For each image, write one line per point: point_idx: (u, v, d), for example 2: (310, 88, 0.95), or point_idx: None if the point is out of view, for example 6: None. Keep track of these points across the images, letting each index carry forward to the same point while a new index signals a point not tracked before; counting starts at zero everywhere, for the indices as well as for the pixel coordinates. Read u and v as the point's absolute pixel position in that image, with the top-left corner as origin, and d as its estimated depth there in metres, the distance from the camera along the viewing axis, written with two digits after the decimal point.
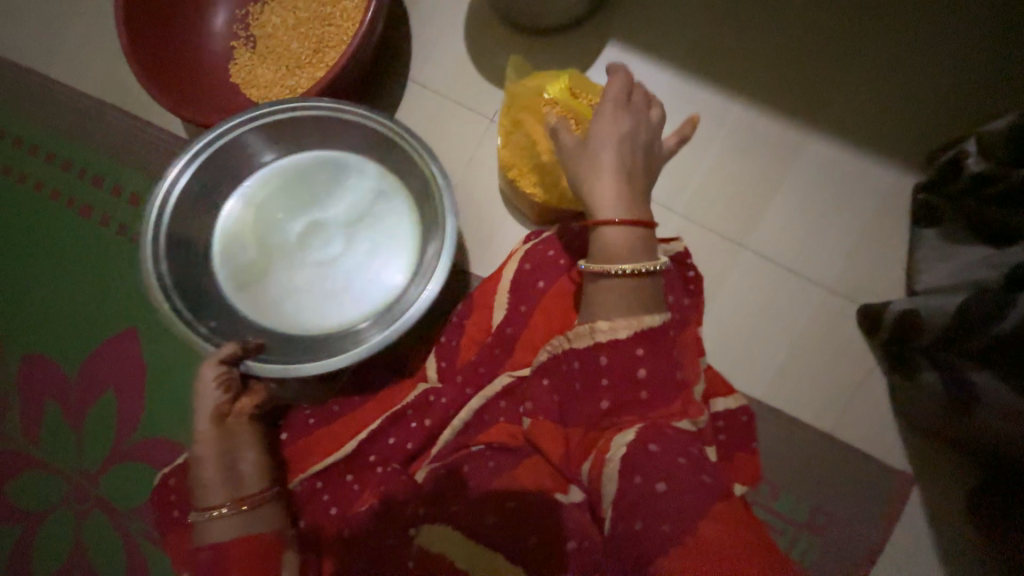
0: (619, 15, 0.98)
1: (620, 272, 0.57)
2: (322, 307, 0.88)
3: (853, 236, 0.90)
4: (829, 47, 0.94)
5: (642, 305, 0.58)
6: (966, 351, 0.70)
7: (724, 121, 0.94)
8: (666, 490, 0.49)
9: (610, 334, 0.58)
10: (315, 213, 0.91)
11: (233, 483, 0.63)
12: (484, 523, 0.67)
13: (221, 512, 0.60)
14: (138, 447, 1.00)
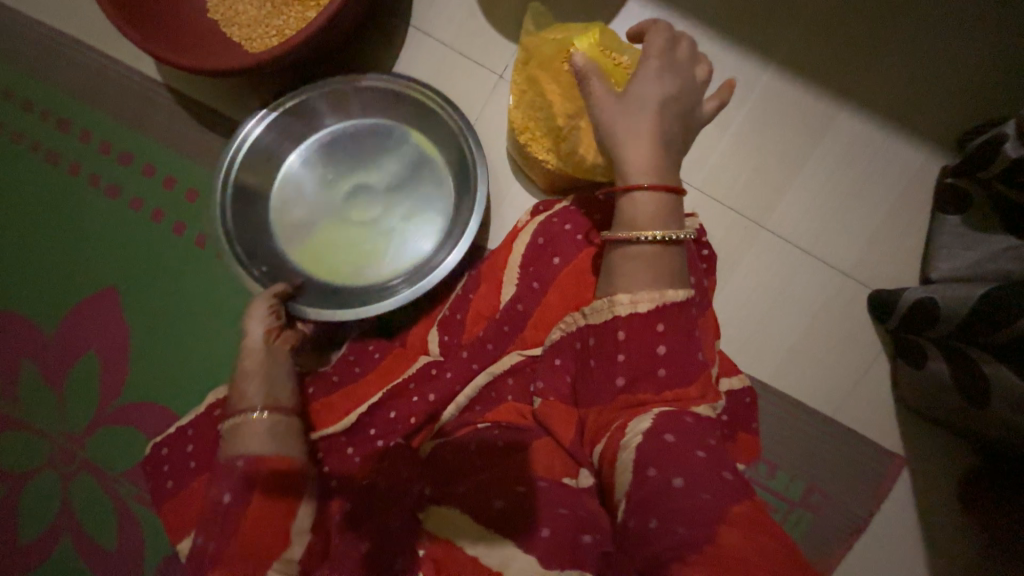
0: None
1: (650, 239, 0.56)
2: (365, 276, 0.89)
3: (876, 217, 0.87)
4: (868, 13, 0.87)
5: (666, 278, 0.57)
6: (983, 343, 0.68)
7: (750, 91, 0.89)
8: (683, 487, 0.46)
9: (631, 308, 0.56)
10: (368, 179, 0.91)
11: (270, 392, 0.66)
12: (491, 504, 0.57)
13: (257, 413, 0.62)
14: (122, 411, 1.05)
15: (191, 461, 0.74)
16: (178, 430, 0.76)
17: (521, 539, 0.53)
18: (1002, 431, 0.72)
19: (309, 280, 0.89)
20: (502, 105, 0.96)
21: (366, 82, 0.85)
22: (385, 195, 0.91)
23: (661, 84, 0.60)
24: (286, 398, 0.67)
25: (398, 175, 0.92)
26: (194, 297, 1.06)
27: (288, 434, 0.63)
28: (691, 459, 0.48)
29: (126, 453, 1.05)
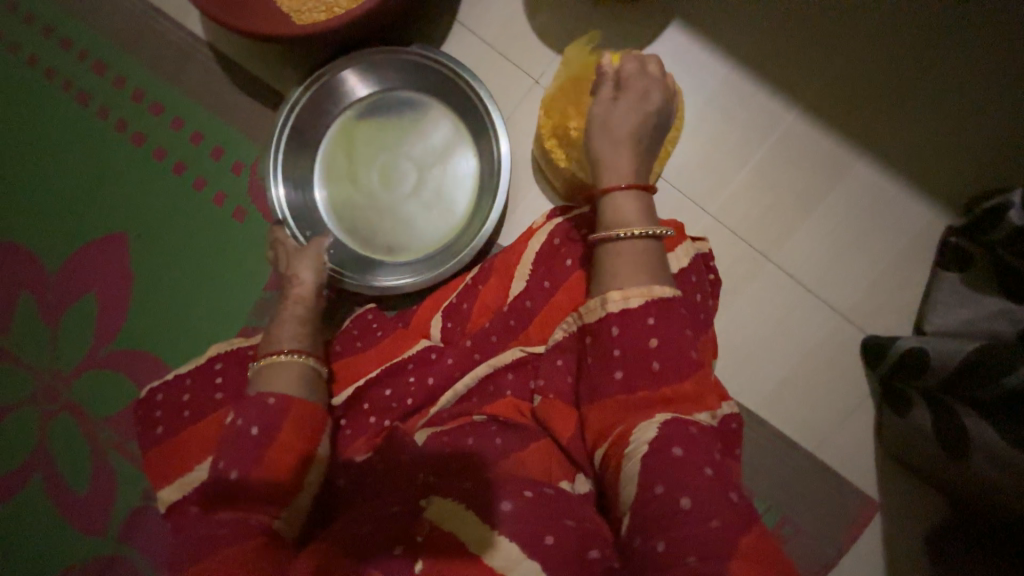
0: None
1: (631, 234, 0.65)
2: (392, 239, 1.00)
3: (878, 265, 0.89)
4: (895, 70, 0.91)
5: (652, 277, 0.62)
6: (972, 398, 0.73)
7: (773, 127, 0.92)
8: (690, 508, 0.48)
9: (624, 304, 0.60)
10: (406, 163, 1.00)
11: (296, 339, 0.74)
12: (498, 505, 0.56)
13: (281, 354, 0.71)
14: (114, 355, 1.05)
15: (182, 411, 0.75)
16: (174, 378, 0.76)
17: (529, 545, 0.52)
18: (987, 488, 0.74)
19: (346, 246, 0.99)
20: (533, 108, 0.98)
21: (403, 56, 0.94)
22: (420, 180, 1.00)
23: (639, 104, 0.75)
24: (314, 345, 0.76)
25: (434, 162, 1.00)
26: (203, 252, 1.06)
27: (312, 379, 0.72)
28: (693, 472, 0.51)
29: (111, 398, 1.04)
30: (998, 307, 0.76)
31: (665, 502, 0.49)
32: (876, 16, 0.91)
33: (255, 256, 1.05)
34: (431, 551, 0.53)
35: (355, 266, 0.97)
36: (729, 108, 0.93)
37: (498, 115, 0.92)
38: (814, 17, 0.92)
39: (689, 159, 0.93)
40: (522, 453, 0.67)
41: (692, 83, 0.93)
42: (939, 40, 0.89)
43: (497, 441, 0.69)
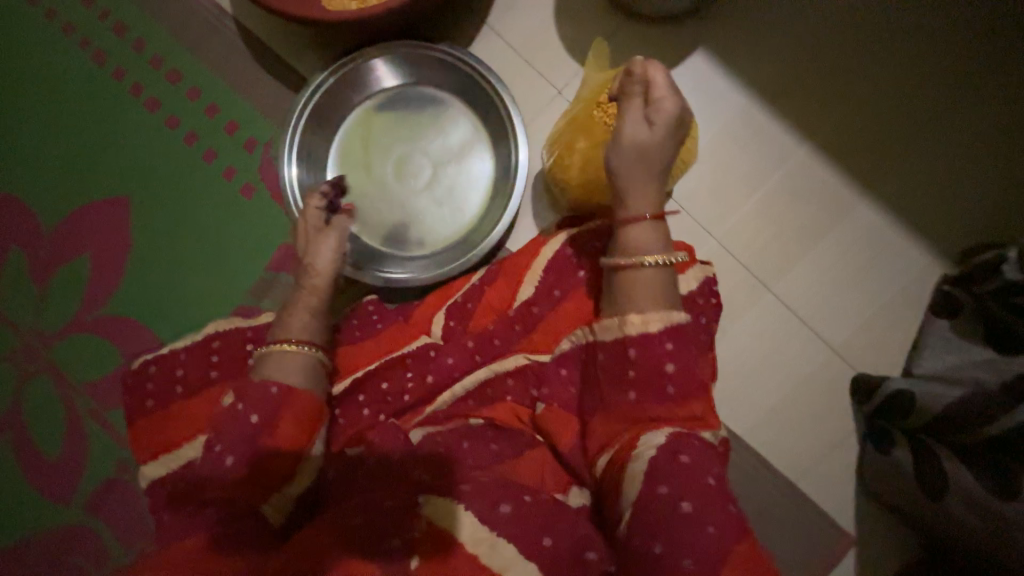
0: (712, 28, 0.97)
1: (653, 262, 0.64)
2: (401, 232, 1.00)
3: (873, 305, 0.92)
4: (906, 119, 0.94)
5: (668, 302, 0.63)
6: (955, 441, 0.75)
7: (784, 161, 0.94)
8: (691, 510, 0.54)
9: (642, 327, 0.62)
10: (422, 158, 1.01)
11: (307, 330, 0.71)
12: (496, 509, 0.56)
13: (292, 347, 0.68)
14: (104, 321, 1.03)
15: (175, 387, 0.73)
16: (168, 352, 0.74)
17: (525, 547, 0.53)
18: (966, 532, 0.75)
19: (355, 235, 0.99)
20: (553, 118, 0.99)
21: (429, 52, 0.95)
22: (433, 176, 1.00)
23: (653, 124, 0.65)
24: (324, 335, 0.73)
25: (449, 160, 1.01)
26: (206, 226, 1.05)
27: (320, 371, 0.69)
28: (692, 483, 0.56)
29: (96, 364, 1.02)
30: (986, 356, 0.76)
31: (663, 500, 0.55)
32: (893, 65, 0.94)
33: (259, 235, 1.04)
34: (426, 547, 0.54)
35: (361, 256, 0.97)
36: (744, 138, 0.95)
37: (519, 121, 0.93)
38: (834, 59, 0.95)
39: (700, 183, 0.96)
40: (517, 462, 0.69)
41: (709, 111, 0.96)
42: (949, 95, 0.93)
43: (492, 447, 0.71)
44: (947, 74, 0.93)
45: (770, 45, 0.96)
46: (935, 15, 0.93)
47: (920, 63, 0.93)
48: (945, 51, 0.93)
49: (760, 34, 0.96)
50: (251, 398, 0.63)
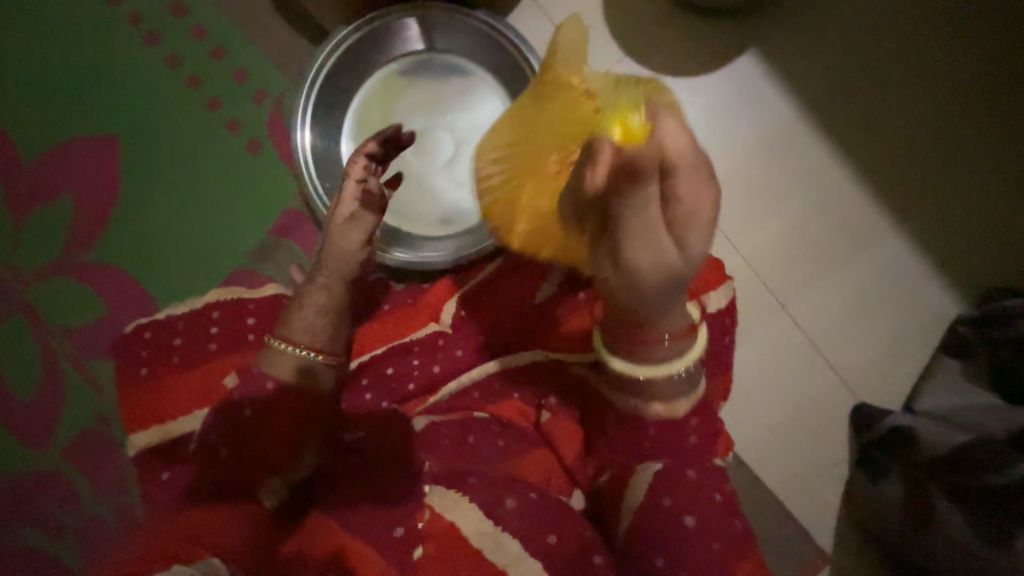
0: (762, 31, 0.92)
1: (681, 373, 0.56)
2: (416, 211, 0.94)
3: (887, 336, 0.91)
4: (948, 150, 0.90)
5: (690, 392, 0.59)
6: (952, 484, 0.73)
7: (821, 181, 0.91)
8: (693, 526, 0.55)
9: (666, 413, 0.60)
10: (445, 135, 0.95)
11: (318, 334, 0.64)
12: (502, 504, 0.55)
13: (302, 351, 0.62)
14: (87, 268, 0.97)
15: (172, 354, 0.70)
16: (166, 319, 0.72)
17: (529, 544, 0.52)
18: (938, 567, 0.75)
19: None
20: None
21: (464, 18, 0.90)
22: (455, 155, 0.95)
23: (668, 246, 0.48)
24: (340, 338, 0.66)
25: (473, 140, 0.95)
26: (204, 179, 0.98)
27: (331, 378, 0.64)
28: (700, 500, 0.58)
29: (75, 312, 0.96)
30: (995, 403, 0.77)
31: (670, 516, 0.56)
32: (941, 93, 0.90)
33: (263, 196, 0.98)
34: (431, 537, 0.53)
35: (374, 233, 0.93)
36: (784, 149, 0.91)
37: None
38: (882, 80, 0.91)
39: (732, 193, 0.92)
40: (524, 462, 0.66)
41: (749, 116, 0.91)
42: (993, 131, 0.90)
43: (498, 442, 0.68)
44: (998, 107, 0.90)
45: (823, 55, 0.91)
46: (989, 48, 0.90)
47: (973, 93, 0.90)
48: (999, 83, 0.90)
49: (811, 44, 0.91)
50: (252, 393, 0.61)
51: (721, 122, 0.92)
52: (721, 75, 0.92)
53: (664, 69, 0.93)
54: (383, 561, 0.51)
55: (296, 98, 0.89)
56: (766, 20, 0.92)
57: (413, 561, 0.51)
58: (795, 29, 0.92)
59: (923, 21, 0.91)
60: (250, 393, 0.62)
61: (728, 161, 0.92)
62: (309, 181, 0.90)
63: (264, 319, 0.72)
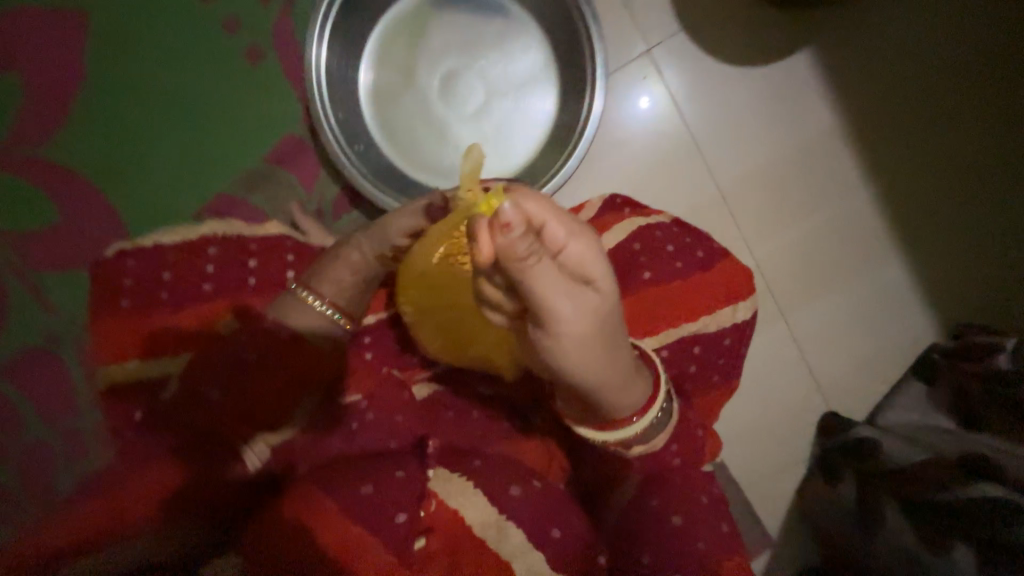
0: (801, 37, 0.93)
1: (640, 420, 0.51)
2: (437, 160, 0.89)
3: (865, 353, 0.96)
4: (954, 187, 0.94)
5: (660, 426, 0.54)
6: (897, 493, 0.79)
7: (837, 198, 0.94)
8: (680, 525, 0.56)
9: (648, 448, 0.55)
10: (476, 80, 0.88)
11: (337, 287, 0.64)
12: (507, 490, 0.52)
13: (315, 301, 0.62)
14: (35, 168, 0.83)
15: (156, 288, 0.63)
16: (156, 247, 0.64)
17: (534, 536, 0.50)
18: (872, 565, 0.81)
19: (379, 151, 0.88)
20: (634, 79, 0.93)
21: None
22: (484, 109, 0.89)
23: (593, 316, 0.42)
24: (359, 298, 0.66)
25: (507, 95, 0.89)
26: (189, 87, 0.86)
27: (335, 334, 0.63)
28: (690, 501, 0.58)
29: (18, 219, 0.83)
30: (953, 426, 0.82)
31: (656, 515, 0.57)
32: (957, 132, 0.94)
33: (263, 119, 0.88)
34: (434, 526, 0.49)
35: (388, 178, 0.87)
36: (812, 155, 0.94)
37: (600, 66, 0.83)
38: (906, 109, 0.94)
39: (756, 191, 0.94)
40: (525, 449, 0.64)
41: (775, 116, 0.93)
42: (998, 175, 0.94)
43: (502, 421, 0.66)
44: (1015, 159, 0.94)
45: (861, 77, 0.94)
46: (1010, 94, 0.93)
47: (985, 137, 0.94)
48: (1014, 131, 0.94)
49: (844, 61, 0.94)
50: (258, 334, 0.58)
51: (761, 119, 0.93)
52: (772, 70, 0.93)
53: (717, 54, 0.93)
54: (384, 548, 0.46)
55: (315, 10, 0.79)
56: (806, 29, 0.93)
57: (415, 552, 0.48)
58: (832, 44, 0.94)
59: (961, 63, 0.93)
60: (259, 334, 0.58)
61: (755, 161, 0.94)
62: (313, 101, 0.80)
63: (265, 262, 0.67)
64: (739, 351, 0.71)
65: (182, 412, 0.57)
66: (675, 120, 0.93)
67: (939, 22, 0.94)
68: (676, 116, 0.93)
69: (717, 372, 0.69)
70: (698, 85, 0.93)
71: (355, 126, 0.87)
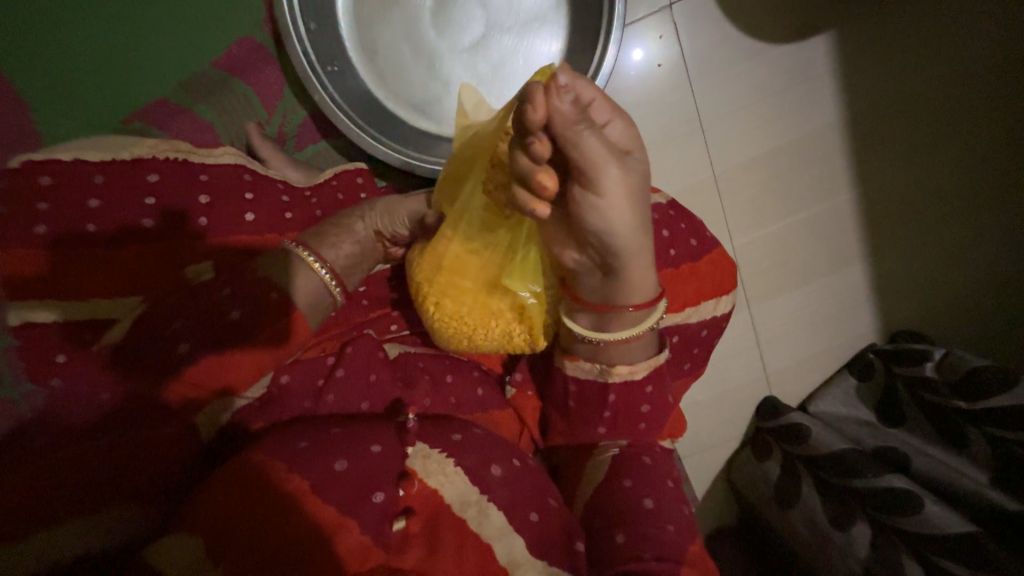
0: (810, 16, 0.90)
1: (647, 326, 0.57)
2: (423, 98, 0.81)
3: (816, 348, 1.01)
4: (946, 191, 0.93)
5: (649, 348, 0.61)
6: (818, 476, 0.87)
7: (824, 197, 0.94)
8: (651, 507, 0.60)
9: (626, 376, 0.61)
10: (475, 8, 0.78)
11: (336, 251, 0.61)
12: (487, 470, 0.55)
13: (314, 262, 0.58)
14: None
15: (89, 222, 0.55)
16: (78, 165, 0.56)
17: (514, 519, 0.52)
18: (785, 537, 0.89)
19: (357, 75, 0.79)
20: (648, 38, 0.90)
21: None
22: (481, 42, 0.79)
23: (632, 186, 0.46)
24: (355, 269, 0.63)
25: (509, 30, 0.80)
26: None
27: (328, 308, 0.60)
28: (660, 485, 0.63)
29: None
30: (874, 422, 0.91)
31: (631, 498, 0.60)
32: (959, 131, 0.91)
33: (225, 32, 0.78)
34: (413, 509, 0.52)
35: (364, 112, 0.79)
36: (808, 147, 0.93)
37: (610, 16, 0.78)
38: (908, 107, 0.91)
39: (747, 177, 0.93)
40: (497, 418, 0.73)
41: (775, 98, 0.91)
42: (998, 179, 0.91)
43: (478, 392, 0.72)
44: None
45: (871, 76, 0.91)
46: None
47: (992, 139, 0.90)
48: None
49: (851, 51, 0.91)
50: (239, 287, 0.53)
51: (765, 100, 0.91)
52: (787, 50, 0.90)
53: (735, 25, 0.90)
54: (360, 530, 0.48)
55: None
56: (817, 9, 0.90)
57: (393, 534, 0.50)
58: (842, 30, 0.91)
59: (984, 66, 0.89)
60: (245, 290, 0.53)
61: (750, 147, 0.92)
62: (287, 11, 0.73)
63: (218, 201, 0.62)
64: (713, 341, 0.74)
65: (132, 368, 0.49)
66: (679, 86, 0.91)
67: (967, 19, 0.89)
68: (678, 83, 0.91)
69: (690, 361, 0.73)
70: (710, 53, 0.90)
71: (335, 47, 0.78)
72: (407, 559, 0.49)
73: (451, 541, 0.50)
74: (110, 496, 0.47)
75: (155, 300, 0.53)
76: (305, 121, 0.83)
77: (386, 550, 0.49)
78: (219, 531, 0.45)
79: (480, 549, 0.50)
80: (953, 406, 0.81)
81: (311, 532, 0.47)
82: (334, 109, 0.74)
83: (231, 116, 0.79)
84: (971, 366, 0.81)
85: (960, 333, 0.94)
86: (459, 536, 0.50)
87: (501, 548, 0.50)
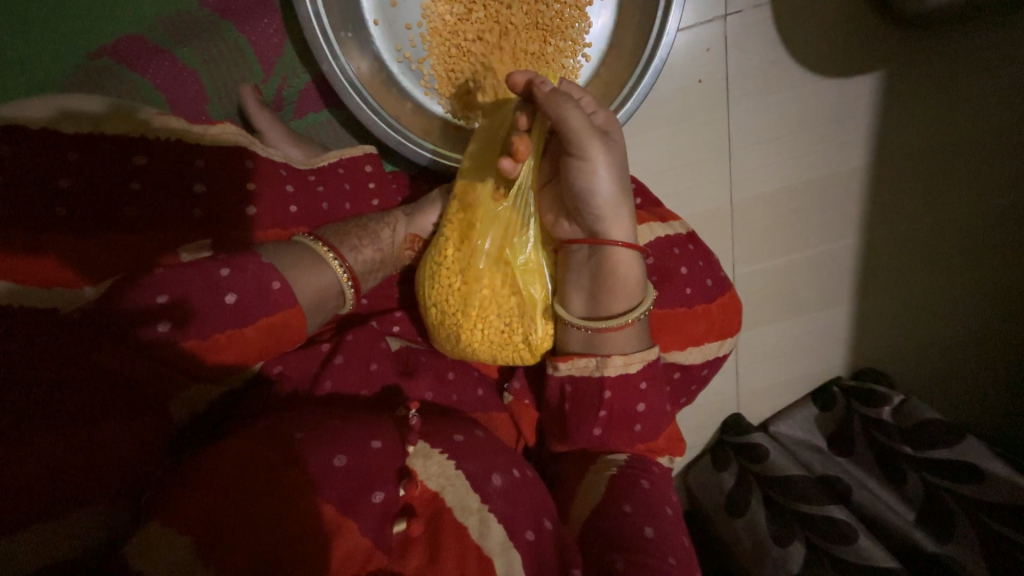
0: (856, 38, 0.87)
1: (636, 317, 0.60)
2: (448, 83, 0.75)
3: (794, 381, 1.04)
4: (947, 234, 0.95)
5: (642, 340, 0.64)
6: (769, 496, 0.93)
7: (835, 238, 0.95)
8: (650, 534, 0.59)
9: (621, 369, 0.63)
10: None
11: (354, 251, 0.59)
12: (488, 479, 0.52)
13: (334, 260, 0.57)
14: None
15: (58, 205, 0.47)
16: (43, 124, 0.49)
17: (513, 535, 0.49)
18: (733, 544, 0.93)
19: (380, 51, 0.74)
20: (694, 49, 0.85)
21: None
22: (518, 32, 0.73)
23: (612, 163, 0.55)
24: (369, 275, 0.62)
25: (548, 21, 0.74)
26: None
27: (333, 308, 0.57)
28: (654, 509, 0.63)
29: None
30: (826, 449, 0.97)
31: (631, 523, 0.59)
32: (970, 176, 0.92)
33: None
34: (414, 510, 0.49)
35: (386, 92, 0.74)
36: (828, 187, 0.92)
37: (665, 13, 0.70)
38: (931, 146, 0.91)
39: (763, 208, 0.92)
40: (495, 421, 0.72)
41: (811, 127, 0.89)
42: (993, 228, 0.94)
43: (478, 392, 0.72)
44: (1013, 223, 0.94)
45: (898, 114, 0.90)
46: None
47: (998, 185, 0.92)
48: None
49: (888, 84, 0.89)
50: (241, 266, 0.50)
51: (801, 131, 0.89)
52: (831, 83, 0.88)
53: (787, 47, 0.86)
54: (360, 531, 0.45)
55: None
56: (863, 32, 0.87)
57: (393, 537, 0.47)
58: (882, 58, 0.88)
59: (996, 115, 0.90)
60: (245, 289, 0.49)
61: (777, 178, 0.91)
62: None
63: (218, 192, 0.57)
64: (713, 369, 0.76)
65: (98, 342, 0.44)
66: (719, 102, 0.87)
67: (994, 68, 0.89)
68: (719, 101, 0.86)
69: (685, 395, 0.76)
70: (756, 74, 0.86)
71: (352, 10, 0.71)
72: (408, 564, 0.46)
73: (454, 556, 0.46)
74: (74, 500, 0.39)
75: (124, 276, 0.48)
76: (307, 87, 0.75)
77: (388, 555, 0.46)
78: (212, 523, 0.40)
79: (480, 565, 0.46)
80: (901, 450, 0.88)
81: (308, 533, 0.42)
82: (347, 80, 0.66)
83: (233, 76, 0.72)
84: (924, 418, 0.87)
85: (926, 374, 1.00)
86: (460, 546, 0.47)
87: (501, 563, 0.47)
